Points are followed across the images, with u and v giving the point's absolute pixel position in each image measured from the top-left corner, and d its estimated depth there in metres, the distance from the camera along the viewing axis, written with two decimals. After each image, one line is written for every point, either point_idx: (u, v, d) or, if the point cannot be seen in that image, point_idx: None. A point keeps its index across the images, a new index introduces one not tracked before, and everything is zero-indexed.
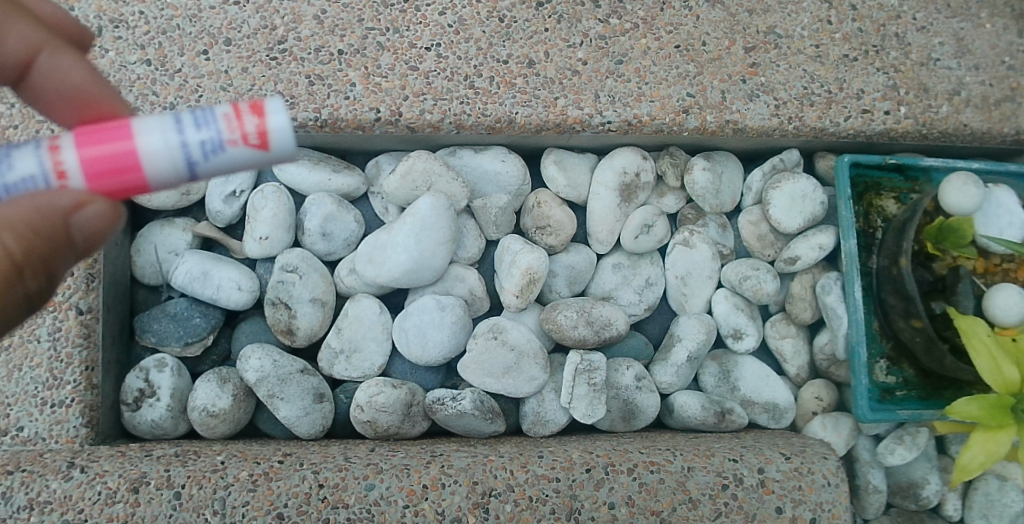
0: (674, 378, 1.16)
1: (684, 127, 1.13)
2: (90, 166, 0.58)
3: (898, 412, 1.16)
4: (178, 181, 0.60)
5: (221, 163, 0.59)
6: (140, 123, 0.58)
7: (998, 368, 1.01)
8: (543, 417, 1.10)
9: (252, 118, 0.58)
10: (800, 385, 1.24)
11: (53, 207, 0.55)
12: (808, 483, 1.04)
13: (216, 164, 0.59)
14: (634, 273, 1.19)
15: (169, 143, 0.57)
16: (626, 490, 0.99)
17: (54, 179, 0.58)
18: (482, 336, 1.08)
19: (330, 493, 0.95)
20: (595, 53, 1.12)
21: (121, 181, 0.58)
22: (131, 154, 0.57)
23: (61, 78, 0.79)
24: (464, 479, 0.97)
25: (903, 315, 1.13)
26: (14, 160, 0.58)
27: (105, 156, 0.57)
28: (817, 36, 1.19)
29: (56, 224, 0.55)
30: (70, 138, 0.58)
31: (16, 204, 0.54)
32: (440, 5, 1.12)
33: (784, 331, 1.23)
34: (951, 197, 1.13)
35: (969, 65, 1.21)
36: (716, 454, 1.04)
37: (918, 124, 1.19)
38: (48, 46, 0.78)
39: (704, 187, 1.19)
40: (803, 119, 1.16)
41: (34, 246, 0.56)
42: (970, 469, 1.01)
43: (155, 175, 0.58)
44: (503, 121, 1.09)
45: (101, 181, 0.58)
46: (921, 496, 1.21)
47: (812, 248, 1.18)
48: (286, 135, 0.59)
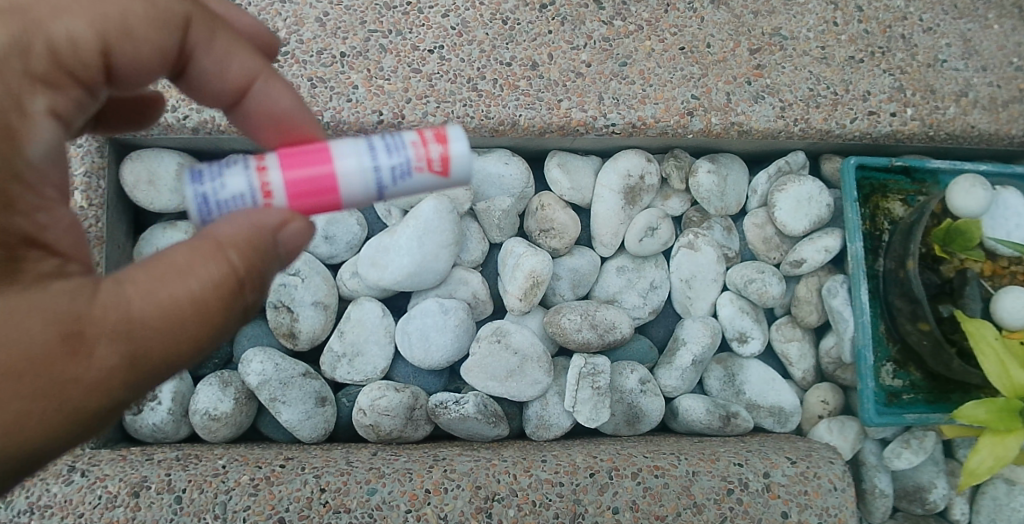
0: (679, 382, 1.15)
1: (689, 130, 1.12)
2: (292, 187, 0.60)
3: (905, 417, 1.15)
4: (363, 204, 0.63)
5: (407, 188, 0.62)
6: (336, 147, 0.61)
7: (1006, 371, 1.00)
8: (547, 421, 1.09)
9: (438, 146, 0.62)
10: (806, 388, 1.23)
11: (263, 222, 0.57)
12: (814, 488, 1.03)
13: (402, 189, 0.62)
14: (638, 276, 1.18)
15: (363, 167, 0.60)
16: (630, 495, 0.99)
17: (261, 197, 0.60)
18: (485, 339, 1.07)
19: (332, 497, 0.94)
20: (599, 55, 1.12)
21: (317, 202, 0.61)
22: (330, 178, 0.60)
23: (280, 103, 0.74)
24: (466, 484, 0.97)
25: (910, 318, 1.12)
26: (225, 179, 0.60)
27: (306, 178, 0.60)
28: (823, 38, 1.18)
29: (267, 240, 0.57)
30: (275, 159, 0.61)
31: (234, 222, 0.56)
32: (443, 7, 1.11)
33: (790, 334, 1.22)
34: (958, 199, 1.13)
35: (976, 67, 1.20)
36: (721, 458, 1.03)
37: (925, 126, 1.18)
38: (263, 75, 0.73)
39: (709, 189, 1.18)
40: (808, 121, 1.15)
41: (254, 263, 0.56)
42: (978, 473, 1.00)
43: (349, 198, 0.61)
44: (506, 124, 1.09)
45: (299, 200, 0.60)
46: (928, 501, 1.20)
47: (818, 251, 1.17)
48: (466, 162, 0.63)
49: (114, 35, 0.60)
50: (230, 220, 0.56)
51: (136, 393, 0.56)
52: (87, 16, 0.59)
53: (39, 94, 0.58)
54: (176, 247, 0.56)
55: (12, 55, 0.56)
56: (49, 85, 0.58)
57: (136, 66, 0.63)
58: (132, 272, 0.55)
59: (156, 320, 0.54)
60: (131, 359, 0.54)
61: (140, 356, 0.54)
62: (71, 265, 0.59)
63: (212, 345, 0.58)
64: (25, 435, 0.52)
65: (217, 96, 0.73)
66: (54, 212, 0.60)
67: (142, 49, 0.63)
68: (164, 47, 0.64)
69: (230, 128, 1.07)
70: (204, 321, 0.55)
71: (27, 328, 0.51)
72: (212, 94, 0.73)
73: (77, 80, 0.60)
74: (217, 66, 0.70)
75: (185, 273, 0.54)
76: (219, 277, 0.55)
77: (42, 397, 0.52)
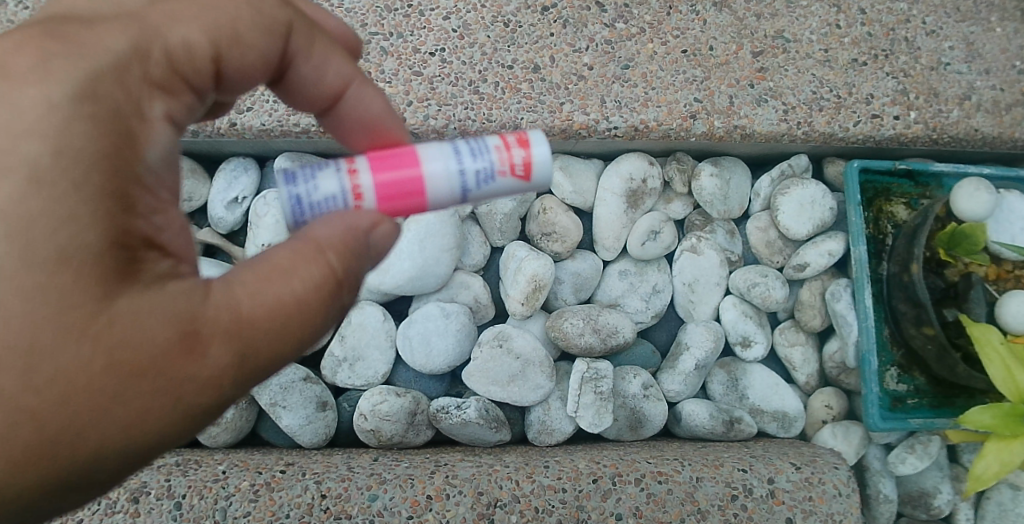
0: (682, 387, 1.14)
1: (691, 133, 1.12)
2: (381, 189, 0.60)
3: (910, 421, 1.14)
4: (445, 206, 0.64)
5: (489, 191, 0.63)
6: (422, 150, 0.62)
7: (1011, 376, 0.99)
8: (549, 426, 1.09)
9: (520, 150, 0.63)
10: (809, 393, 1.23)
11: (356, 224, 0.56)
12: (819, 494, 1.02)
13: (484, 192, 0.63)
14: (641, 280, 1.17)
15: (449, 170, 0.61)
16: (633, 501, 0.98)
17: (352, 199, 0.60)
18: (487, 344, 1.06)
19: (332, 503, 0.93)
20: (601, 58, 1.11)
21: (404, 204, 0.61)
22: (417, 181, 0.61)
23: (372, 107, 0.73)
24: (468, 490, 0.96)
25: (914, 322, 1.11)
26: (318, 180, 0.60)
27: (394, 180, 0.60)
28: (826, 40, 1.17)
29: (360, 242, 0.56)
30: (364, 161, 0.61)
31: (329, 223, 0.56)
32: (444, 9, 1.11)
33: (794, 338, 1.21)
34: (962, 203, 1.12)
35: (980, 70, 1.19)
36: (725, 464, 1.02)
37: (928, 129, 1.17)
38: (356, 80, 0.72)
39: (712, 193, 1.17)
40: (811, 124, 1.14)
41: (349, 264, 0.56)
42: (984, 479, 0.99)
43: (434, 200, 0.62)
44: (508, 127, 1.08)
45: (388, 202, 0.61)
46: (933, 506, 1.19)
47: (822, 254, 1.16)
48: (546, 166, 0.64)
49: (225, 42, 0.61)
50: (327, 222, 0.56)
51: (239, 393, 0.56)
52: (200, 22, 0.60)
53: (157, 98, 0.58)
54: (278, 248, 0.56)
55: (133, 62, 0.56)
56: (165, 89, 0.58)
57: (242, 70, 0.63)
58: (238, 273, 0.55)
59: (265, 320, 0.54)
60: (240, 357, 0.54)
61: (250, 354, 0.54)
62: (182, 267, 0.57)
63: (308, 343, 0.57)
64: (144, 428, 0.52)
65: (312, 100, 0.73)
66: (167, 215, 0.57)
67: (248, 54, 0.63)
68: (267, 52, 0.64)
69: (230, 131, 1.07)
70: (306, 319, 0.55)
71: (149, 327, 0.51)
72: (307, 98, 0.73)
73: (189, 84, 0.60)
74: (314, 71, 0.70)
75: (289, 273, 0.54)
76: (321, 277, 0.55)
77: (160, 393, 0.52)
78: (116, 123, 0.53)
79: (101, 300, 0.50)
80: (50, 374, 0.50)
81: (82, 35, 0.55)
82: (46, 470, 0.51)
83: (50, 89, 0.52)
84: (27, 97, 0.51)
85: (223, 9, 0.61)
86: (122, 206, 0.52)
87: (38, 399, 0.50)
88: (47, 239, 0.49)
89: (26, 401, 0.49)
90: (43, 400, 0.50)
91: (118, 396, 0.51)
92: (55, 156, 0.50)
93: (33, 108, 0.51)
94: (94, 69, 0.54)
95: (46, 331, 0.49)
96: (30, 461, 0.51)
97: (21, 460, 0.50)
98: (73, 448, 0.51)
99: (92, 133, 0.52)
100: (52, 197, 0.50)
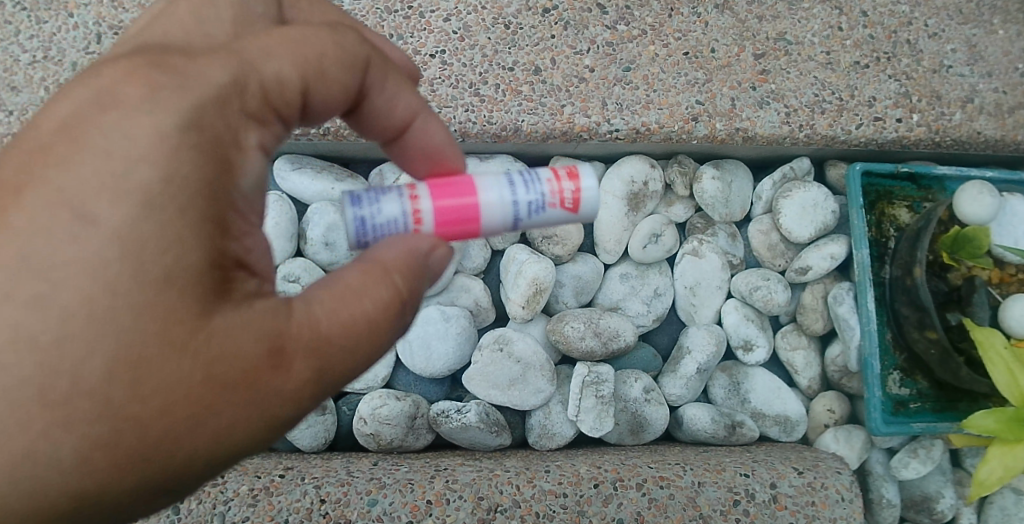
0: (683, 390, 1.13)
1: (693, 136, 1.11)
2: (440, 214, 0.62)
3: (913, 426, 1.13)
4: (497, 233, 0.66)
5: (539, 221, 0.66)
6: (478, 180, 0.64)
7: (1015, 380, 0.99)
8: (549, 430, 1.08)
9: (570, 184, 0.65)
10: (811, 397, 1.22)
11: (416, 247, 0.57)
12: (822, 499, 1.01)
13: (535, 222, 0.65)
14: (642, 283, 1.17)
15: (503, 198, 0.63)
16: (635, 506, 0.97)
17: (411, 224, 0.62)
18: (487, 348, 1.05)
19: (332, 508, 0.93)
20: (602, 60, 1.11)
21: (460, 230, 0.63)
22: (474, 209, 0.63)
23: (434, 138, 0.72)
24: (469, 495, 0.95)
25: (917, 326, 1.10)
26: (381, 203, 0.62)
27: (453, 207, 0.63)
28: (828, 43, 1.17)
29: (421, 263, 0.57)
30: (424, 188, 0.63)
31: (394, 245, 0.57)
32: (445, 10, 1.10)
33: (796, 342, 1.21)
34: (965, 206, 1.11)
35: (982, 72, 1.19)
36: (727, 469, 1.01)
37: (931, 132, 1.17)
38: (422, 111, 0.71)
39: (713, 196, 1.17)
40: (813, 127, 1.14)
41: (415, 285, 0.57)
42: (988, 484, 0.98)
43: (488, 227, 0.64)
44: (509, 129, 1.08)
45: (445, 227, 0.63)
46: (936, 511, 1.18)
47: (824, 258, 1.16)
48: (595, 200, 0.66)
49: (313, 76, 0.59)
50: (389, 244, 0.57)
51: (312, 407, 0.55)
52: (290, 56, 0.58)
53: (251, 129, 0.56)
54: (346, 268, 0.56)
55: (232, 95, 0.54)
56: (259, 120, 0.57)
57: (328, 103, 0.62)
58: (312, 291, 0.54)
59: (342, 338, 0.53)
60: (320, 373, 0.53)
61: (330, 370, 0.54)
62: (268, 286, 0.55)
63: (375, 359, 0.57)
64: (231, 438, 0.51)
65: (380, 130, 0.71)
66: (255, 237, 0.56)
67: (334, 89, 0.61)
68: (349, 87, 0.63)
69: None
70: (376, 337, 0.55)
71: (240, 341, 0.50)
72: (374, 127, 0.71)
73: (278, 116, 0.59)
74: (385, 103, 0.68)
75: (360, 292, 0.54)
76: (391, 295, 0.55)
77: (250, 404, 0.51)
78: (217, 153, 0.52)
79: (199, 315, 0.49)
80: (154, 383, 0.48)
81: (184, 66, 0.54)
82: (140, 477, 0.49)
83: (160, 119, 0.50)
84: (139, 127, 0.50)
85: (313, 45, 0.59)
86: (220, 229, 0.52)
87: (139, 408, 0.48)
88: (155, 260, 0.48)
89: (130, 409, 0.48)
90: (146, 409, 0.48)
91: (213, 406, 0.50)
92: (167, 183, 0.49)
93: (145, 136, 0.49)
94: (200, 99, 0.52)
95: (142, 344, 0.48)
96: (128, 466, 0.49)
97: (120, 465, 0.48)
98: (165, 455, 0.49)
99: (196, 163, 0.51)
100: (160, 223, 0.49)
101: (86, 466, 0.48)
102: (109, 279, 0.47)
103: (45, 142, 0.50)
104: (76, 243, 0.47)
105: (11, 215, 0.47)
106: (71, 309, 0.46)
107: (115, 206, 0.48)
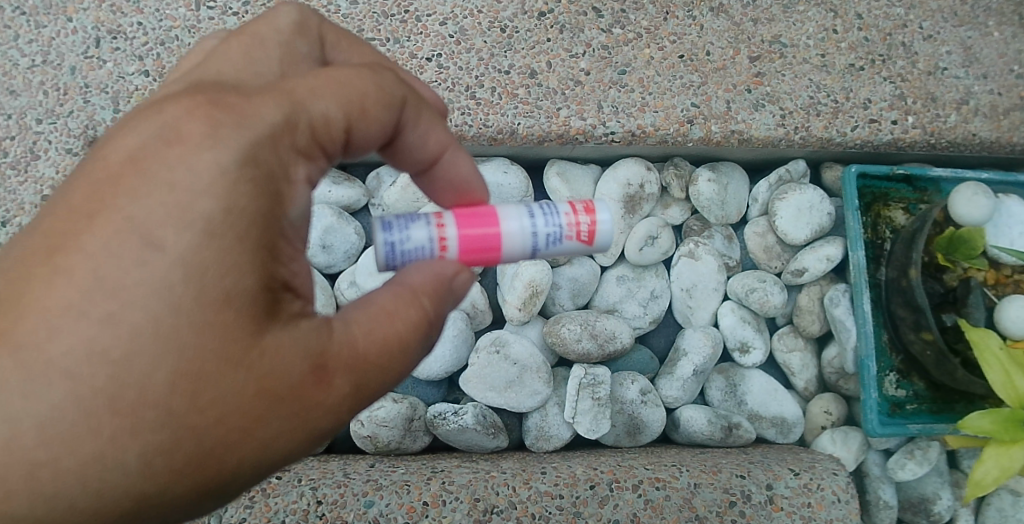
0: (680, 393, 1.14)
1: (689, 138, 1.12)
2: (464, 242, 0.63)
3: (909, 427, 1.14)
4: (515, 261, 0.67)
5: (556, 251, 0.67)
6: (501, 210, 0.65)
7: (1010, 381, 0.99)
8: (546, 432, 1.08)
9: (587, 216, 0.66)
10: (808, 399, 1.22)
11: (442, 271, 0.57)
12: (818, 500, 1.02)
13: (552, 252, 0.67)
14: (638, 286, 1.17)
15: (525, 228, 0.64)
16: (631, 507, 0.97)
17: (437, 251, 0.63)
18: (484, 349, 1.06)
19: (329, 509, 0.93)
20: (598, 63, 1.11)
21: (483, 258, 0.64)
22: (496, 238, 0.64)
23: (464, 170, 0.70)
24: (465, 497, 0.95)
25: (913, 327, 1.11)
26: (408, 230, 0.63)
27: (476, 236, 0.63)
28: (823, 45, 1.17)
29: (446, 287, 0.57)
30: (450, 216, 0.64)
31: (421, 269, 0.57)
32: (441, 14, 1.11)
33: (792, 344, 1.21)
34: (960, 207, 1.12)
35: (977, 74, 1.20)
36: (723, 470, 1.02)
37: (926, 134, 1.17)
38: (454, 145, 0.70)
39: (709, 198, 1.17)
40: (809, 129, 1.15)
41: (441, 308, 0.57)
42: (984, 484, 0.98)
43: (508, 256, 0.65)
44: (505, 133, 1.08)
45: (468, 255, 0.64)
46: (933, 512, 1.18)
47: (820, 260, 1.16)
48: (609, 232, 0.67)
49: (355, 114, 0.59)
50: (416, 268, 0.58)
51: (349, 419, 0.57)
52: (335, 96, 0.58)
53: (300, 163, 0.56)
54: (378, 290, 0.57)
55: (284, 132, 0.55)
56: (305, 156, 0.57)
57: (369, 141, 0.62)
58: (348, 312, 0.56)
59: (377, 356, 0.54)
60: (358, 388, 0.54)
61: (367, 385, 0.55)
62: (311, 307, 0.56)
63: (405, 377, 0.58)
64: (279, 446, 0.53)
65: (411, 163, 0.70)
66: (301, 260, 0.57)
67: (375, 126, 0.61)
68: (387, 125, 0.62)
69: None
70: (407, 356, 0.56)
71: (288, 358, 0.52)
72: (405, 159, 0.69)
73: (322, 152, 0.58)
74: (419, 138, 0.67)
75: (391, 314, 0.55)
76: (421, 316, 0.56)
77: (296, 416, 0.53)
78: (272, 186, 0.53)
79: (252, 334, 0.51)
80: (210, 396, 0.50)
81: (239, 104, 0.54)
82: (197, 483, 0.51)
83: (221, 153, 0.51)
84: (202, 161, 0.50)
85: (356, 85, 0.59)
86: (272, 255, 0.52)
87: (196, 418, 0.50)
88: (215, 283, 0.49)
89: (189, 420, 0.49)
90: (203, 419, 0.50)
91: (262, 417, 0.52)
92: (225, 213, 0.50)
93: (208, 171, 0.50)
94: (255, 137, 0.53)
95: (195, 360, 0.49)
96: (185, 471, 0.50)
97: (179, 470, 0.50)
98: (219, 461, 0.51)
99: (253, 196, 0.51)
100: (221, 249, 0.49)
101: (147, 472, 0.49)
102: (173, 300, 0.48)
103: (114, 168, 0.51)
104: (143, 266, 0.48)
105: (82, 242, 0.49)
106: (140, 326, 0.48)
107: (179, 234, 0.49)
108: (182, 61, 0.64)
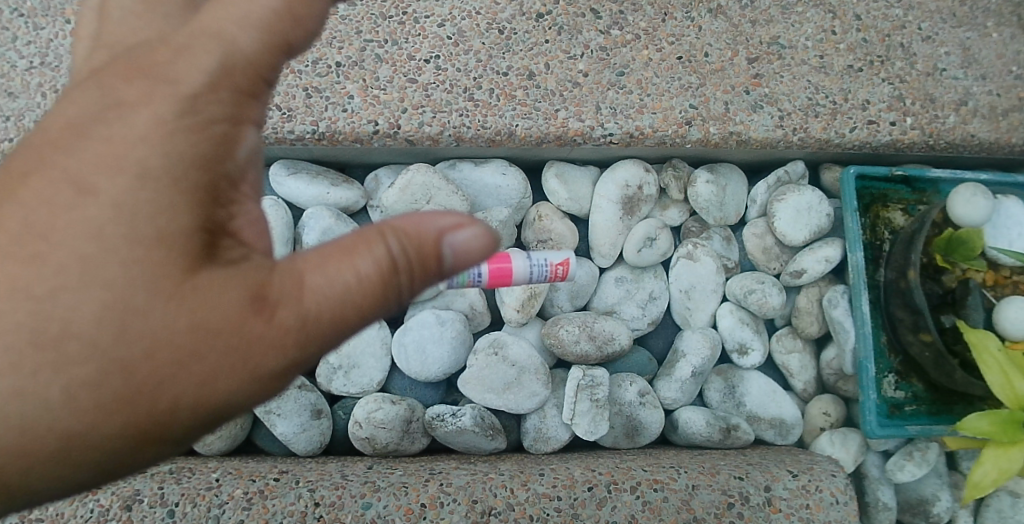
0: (678, 394, 1.14)
1: (687, 139, 1.12)
2: None
3: (908, 429, 1.13)
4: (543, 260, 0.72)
5: None
6: None
7: (1010, 383, 0.99)
8: (545, 434, 1.08)
9: None
10: (807, 400, 1.22)
11: (424, 229, 0.55)
12: (816, 501, 1.02)
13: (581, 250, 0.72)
14: (637, 287, 1.17)
15: None
16: (629, 509, 0.97)
17: None
18: (483, 353, 1.06)
19: (326, 511, 0.93)
20: (597, 65, 1.11)
21: None
22: None
23: None
24: (463, 498, 0.95)
25: (912, 328, 1.11)
26: None
27: None
28: (822, 47, 1.17)
29: (431, 248, 0.55)
30: None
31: (405, 218, 0.56)
32: (439, 16, 1.10)
33: (791, 345, 1.21)
34: (959, 208, 1.12)
35: (976, 75, 1.19)
36: (721, 472, 1.02)
37: (925, 135, 1.17)
38: None
39: (708, 200, 1.17)
40: (807, 130, 1.15)
41: (414, 266, 0.55)
42: (982, 486, 0.99)
43: None
44: (503, 134, 1.08)
45: None
46: (932, 514, 1.18)
47: (818, 261, 1.16)
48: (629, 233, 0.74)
49: None
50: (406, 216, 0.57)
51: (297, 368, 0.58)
52: None
53: (243, 107, 0.62)
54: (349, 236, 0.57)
55: (220, 84, 0.60)
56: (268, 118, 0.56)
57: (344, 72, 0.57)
58: (298, 255, 0.57)
59: (321, 304, 0.55)
60: (300, 332, 0.56)
61: (308, 331, 0.56)
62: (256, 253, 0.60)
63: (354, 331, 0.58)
64: (219, 382, 0.55)
65: None
66: None
67: None
68: None
69: None
70: (359, 308, 0.56)
71: (223, 297, 0.55)
72: None
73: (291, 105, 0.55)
74: None
75: (355, 265, 0.55)
76: (384, 267, 0.55)
77: (233, 353, 0.55)
78: (213, 134, 0.59)
79: (183, 272, 0.54)
80: (137, 329, 0.53)
81: (163, 66, 0.60)
82: (129, 420, 0.54)
83: (157, 109, 0.57)
84: (136, 119, 0.57)
85: None
86: (203, 195, 0.57)
87: (125, 352, 0.53)
88: (149, 224, 0.54)
89: (115, 354, 0.53)
90: (132, 353, 0.53)
91: (195, 352, 0.54)
92: (160, 158, 0.56)
93: (144, 124, 0.57)
94: (193, 89, 0.59)
95: (128, 295, 0.53)
96: (117, 407, 0.54)
97: (111, 404, 0.54)
98: (151, 397, 0.54)
99: (195, 142, 0.58)
100: (154, 190, 0.55)
101: (75, 405, 0.53)
102: (106, 234, 0.54)
103: (54, 134, 0.58)
104: (77, 208, 0.54)
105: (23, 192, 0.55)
106: (66, 263, 0.53)
107: (111, 179, 0.55)
108: (78, 36, 0.73)
